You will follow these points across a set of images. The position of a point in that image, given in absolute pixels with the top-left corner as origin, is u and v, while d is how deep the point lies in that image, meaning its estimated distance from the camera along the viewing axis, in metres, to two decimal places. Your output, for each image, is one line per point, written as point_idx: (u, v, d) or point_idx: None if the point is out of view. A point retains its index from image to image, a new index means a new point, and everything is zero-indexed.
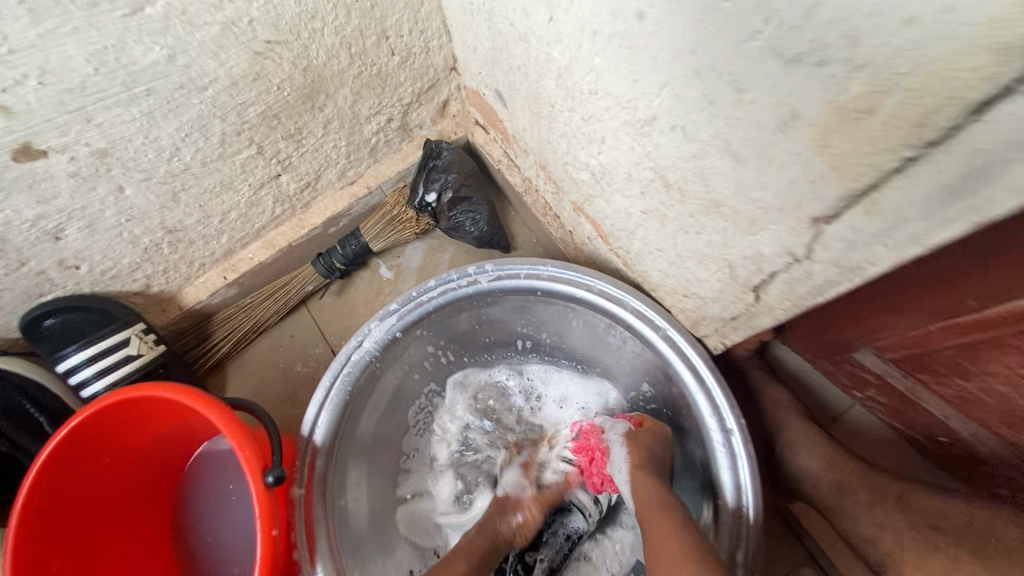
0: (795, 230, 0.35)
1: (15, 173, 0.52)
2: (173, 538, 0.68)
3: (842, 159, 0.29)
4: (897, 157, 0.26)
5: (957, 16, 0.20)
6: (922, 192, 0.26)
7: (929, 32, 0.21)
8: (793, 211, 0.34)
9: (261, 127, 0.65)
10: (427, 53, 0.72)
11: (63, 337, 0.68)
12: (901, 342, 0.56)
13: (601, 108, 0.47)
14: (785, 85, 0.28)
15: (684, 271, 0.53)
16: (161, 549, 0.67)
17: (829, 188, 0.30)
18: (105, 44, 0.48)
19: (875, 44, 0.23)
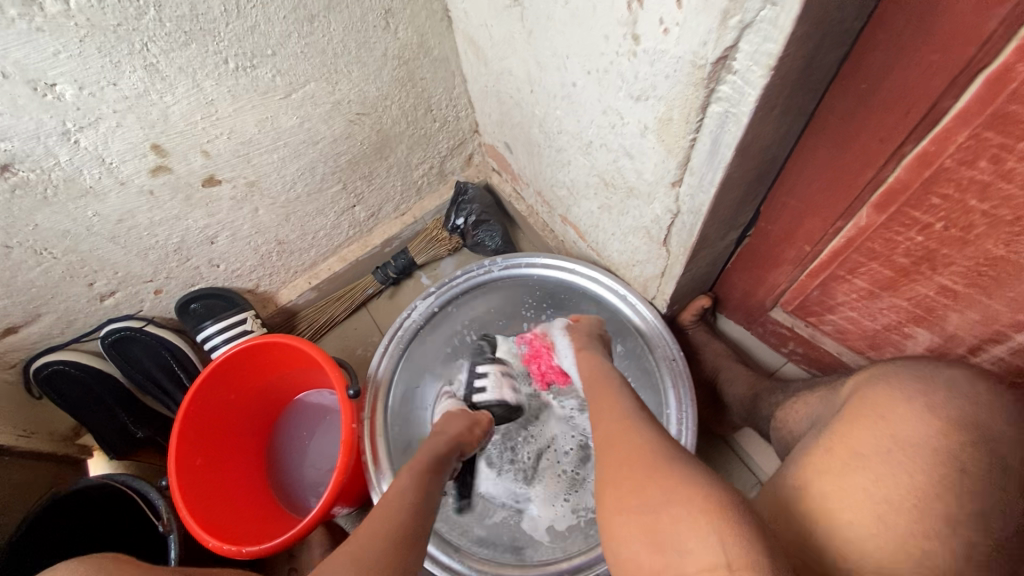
0: (667, 195, 0.62)
1: (202, 195, 0.83)
2: (261, 465, 0.91)
3: (670, 146, 0.56)
4: (688, 140, 0.53)
5: (681, 73, 0.48)
6: (704, 157, 0.53)
7: (676, 80, 0.49)
8: (663, 183, 0.61)
9: (347, 170, 0.96)
10: (458, 121, 1.04)
11: (204, 316, 0.97)
12: (792, 295, 0.78)
13: (565, 141, 0.76)
14: (639, 112, 0.56)
15: (629, 244, 0.79)
16: (254, 471, 0.89)
17: (671, 163, 0.57)
18: (268, 116, 0.80)
19: (662, 88, 0.51)
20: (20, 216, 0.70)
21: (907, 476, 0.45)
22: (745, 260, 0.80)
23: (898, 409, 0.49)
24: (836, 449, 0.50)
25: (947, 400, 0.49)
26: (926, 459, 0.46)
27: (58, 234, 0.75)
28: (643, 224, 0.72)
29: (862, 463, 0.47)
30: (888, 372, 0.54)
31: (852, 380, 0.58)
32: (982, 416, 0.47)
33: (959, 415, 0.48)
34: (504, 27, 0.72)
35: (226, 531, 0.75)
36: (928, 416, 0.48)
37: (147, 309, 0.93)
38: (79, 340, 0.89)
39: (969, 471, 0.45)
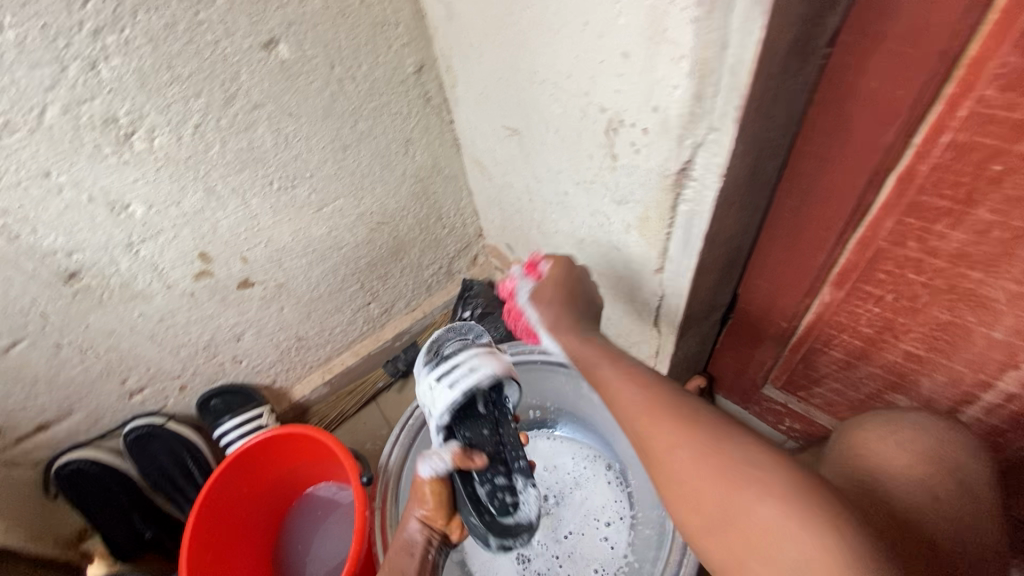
0: (651, 281, 0.71)
1: (236, 296, 0.92)
2: (264, 566, 0.89)
3: (649, 238, 0.66)
4: (664, 234, 0.63)
5: (651, 182, 0.59)
6: (678, 247, 0.63)
7: (648, 187, 0.60)
8: (647, 272, 0.71)
9: (366, 272, 1.07)
10: (465, 226, 1.17)
11: (222, 412, 1.01)
12: (778, 369, 0.84)
13: (560, 239, 0.87)
14: (621, 213, 0.67)
15: (623, 327, 0.87)
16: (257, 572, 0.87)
17: (652, 253, 0.67)
18: (301, 226, 0.91)
19: (638, 193, 0.62)
20: (75, 317, 0.78)
21: (890, 502, 0.52)
22: (731, 342, 0.87)
23: (879, 447, 0.58)
24: (832, 488, 0.56)
25: (917, 436, 0.58)
26: (920, 466, 0.55)
27: (104, 333, 0.82)
28: (634, 309, 0.80)
29: (854, 494, 0.54)
30: (873, 415, 0.63)
31: (842, 427, 0.66)
32: (948, 452, 0.56)
33: (930, 449, 0.57)
34: (503, 149, 0.86)
35: None
36: (914, 442, 0.57)
37: (170, 406, 0.98)
38: (102, 438, 0.92)
39: (943, 498, 0.53)
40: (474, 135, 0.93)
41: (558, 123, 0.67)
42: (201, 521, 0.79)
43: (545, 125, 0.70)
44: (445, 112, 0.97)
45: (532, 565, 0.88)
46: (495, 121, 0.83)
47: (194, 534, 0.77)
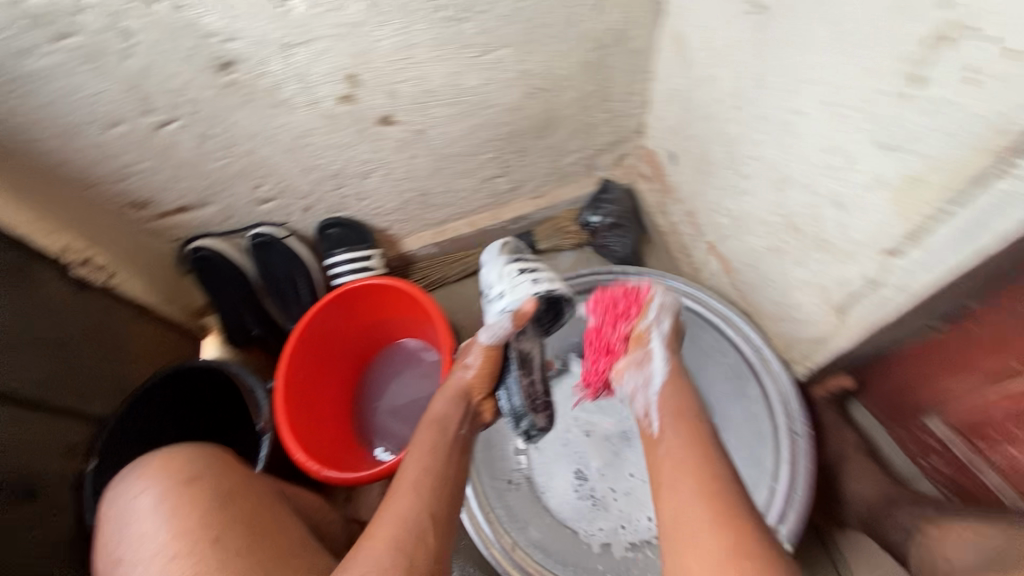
0: (870, 262, 0.55)
1: (371, 131, 0.85)
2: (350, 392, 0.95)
3: (911, 208, 0.48)
4: (941, 206, 0.46)
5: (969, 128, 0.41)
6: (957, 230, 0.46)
7: (957, 135, 0.42)
8: (873, 249, 0.54)
9: (505, 141, 0.95)
10: (630, 116, 0.99)
11: (337, 243, 1.01)
12: (963, 406, 0.68)
13: (754, 168, 0.70)
14: (880, 163, 0.49)
15: (790, 298, 0.72)
16: (342, 396, 0.93)
17: (900, 229, 0.50)
18: (455, 69, 0.79)
19: (931, 141, 0.44)
20: (221, 111, 0.75)
21: None
22: (913, 357, 0.71)
23: None
24: None
25: None
26: None
27: (245, 135, 0.80)
28: (818, 284, 0.64)
29: None
30: None
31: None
32: None
33: None
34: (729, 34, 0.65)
35: (311, 450, 0.79)
36: None
37: (292, 223, 0.98)
38: (232, 234, 0.96)
39: None
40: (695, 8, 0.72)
41: (846, 13, 0.47)
42: (300, 346, 0.83)
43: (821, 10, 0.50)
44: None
45: (586, 488, 0.87)
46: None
47: (292, 355, 0.82)
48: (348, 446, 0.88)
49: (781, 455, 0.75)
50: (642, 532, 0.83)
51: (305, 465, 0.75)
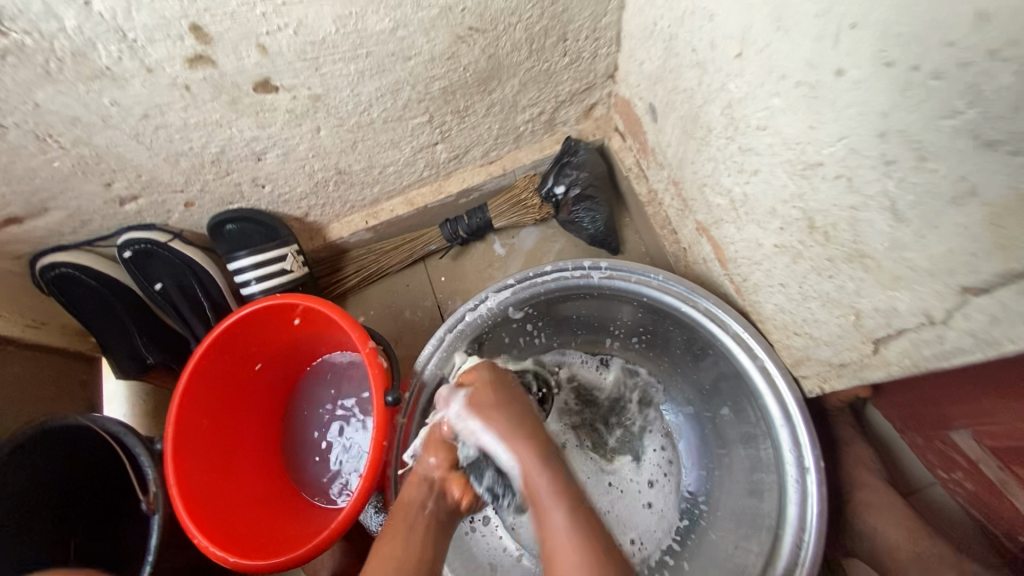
0: (940, 343, 0.41)
1: (16, 211, 0.65)
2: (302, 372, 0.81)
3: None
4: None
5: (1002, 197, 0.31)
6: None
7: None
8: (988, 347, 0.37)
9: (213, 90, 0.60)
10: (424, 36, 0.62)
11: (238, 241, 0.80)
12: (1008, 430, 0.55)
13: (893, 274, 0.42)
14: (898, 109, 0.36)
15: (893, 311, 0.43)
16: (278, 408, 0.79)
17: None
18: (126, 135, 0.61)
19: (952, 162, 0.33)
20: None
21: None
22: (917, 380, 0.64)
23: None
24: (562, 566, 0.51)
25: None
26: None
27: None
28: (933, 310, 0.40)
29: None
30: None
31: None
32: None
33: None
34: (895, 191, 0.38)
35: (221, 537, 0.61)
36: None
37: (176, 222, 0.77)
38: (94, 243, 0.75)
39: None
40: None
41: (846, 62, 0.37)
42: (180, 420, 0.65)
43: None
44: (948, 98, 0.32)
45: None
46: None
47: (185, 413, 0.65)
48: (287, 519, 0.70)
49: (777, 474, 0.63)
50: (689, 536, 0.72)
51: (207, 552, 0.59)
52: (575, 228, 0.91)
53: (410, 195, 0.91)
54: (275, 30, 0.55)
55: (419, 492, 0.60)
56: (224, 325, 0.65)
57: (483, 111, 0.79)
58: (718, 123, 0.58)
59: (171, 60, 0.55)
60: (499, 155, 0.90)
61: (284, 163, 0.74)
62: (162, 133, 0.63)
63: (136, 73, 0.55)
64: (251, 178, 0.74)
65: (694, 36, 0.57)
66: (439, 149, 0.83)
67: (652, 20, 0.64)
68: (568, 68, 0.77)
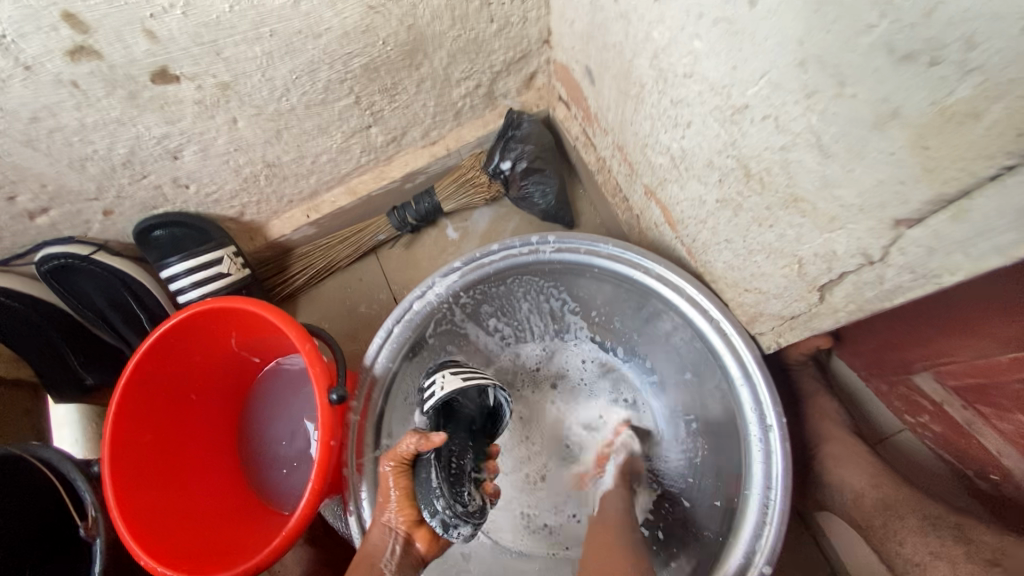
0: (880, 280, 0.39)
1: None
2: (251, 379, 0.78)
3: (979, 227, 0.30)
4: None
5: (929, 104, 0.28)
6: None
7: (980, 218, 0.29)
8: (926, 280, 0.35)
9: (105, 85, 0.55)
10: (331, 8, 0.58)
11: (169, 248, 0.76)
12: (965, 368, 0.54)
13: (827, 215, 0.39)
14: (811, 32, 0.33)
15: (831, 254, 0.41)
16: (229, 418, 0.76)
17: (967, 245, 0.31)
18: (16, 142, 0.57)
19: (870, 84, 0.31)
20: None
21: None
22: (869, 324, 0.63)
23: None
24: None
25: None
26: None
27: None
28: (870, 248, 0.37)
29: None
30: None
31: None
32: None
33: None
34: (818, 124, 0.36)
35: (168, 556, 0.58)
36: None
37: (97, 233, 0.72)
38: (10, 262, 0.70)
39: None
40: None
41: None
42: (115, 440, 0.61)
43: None
44: (857, 12, 0.29)
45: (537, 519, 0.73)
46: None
47: (119, 433, 0.62)
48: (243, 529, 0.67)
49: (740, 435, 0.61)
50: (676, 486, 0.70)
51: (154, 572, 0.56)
52: (527, 204, 0.88)
53: (351, 184, 0.87)
54: (161, 12, 0.51)
55: (385, 538, 0.58)
56: (153, 336, 0.61)
57: (414, 88, 0.75)
58: (648, 77, 0.55)
59: (48, 54, 0.50)
60: (441, 135, 0.86)
61: (205, 160, 0.70)
62: (59, 137, 0.58)
63: (12, 72, 0.50)
64: (172, 179, 0.70)
65: None
66: (374, 133, 0.79)
67: None
68: (499, 35, 0.73)
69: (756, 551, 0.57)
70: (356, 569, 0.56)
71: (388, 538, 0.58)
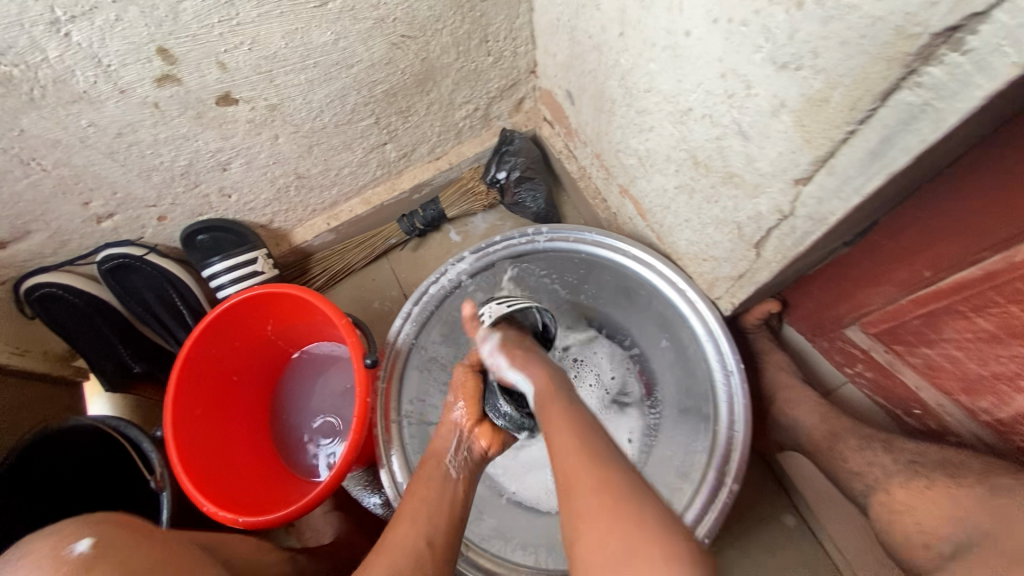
0: (792, 230, 0.52)
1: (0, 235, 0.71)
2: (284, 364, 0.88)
3: (843, 177, 0.44)
4: (877, 180, 0.42)
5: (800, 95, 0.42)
6: (878, 186, 0.42)
7: (842, 172, 0.43)
8: (820, 224, 0.49)
9: (178, 106, 0.67)
10: (362, 46, 0.72)
11: (211, 249, 0.87)
12: (880, 315, 0.68)
13: (752, 185, 0.53)
14: (726, 52, 0.47)
15: (759, 215, 0.55)
16: (264, 398, 0.86)
17: (839, 192, 0.45)
18: (101, 155, 0.68)
19: (767, 85, 0.45)
20: None
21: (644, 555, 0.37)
22: (807, 290, 0.77)
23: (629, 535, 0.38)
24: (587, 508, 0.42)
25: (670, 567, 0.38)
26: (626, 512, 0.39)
27: None
28: (782, 205, 0.51)
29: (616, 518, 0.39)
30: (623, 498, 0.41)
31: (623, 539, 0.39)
32: None
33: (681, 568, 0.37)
34: (738, 117, 0.50)
35: (228, 504, 0.67)
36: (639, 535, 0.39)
37: (150, 237, 0.83)
38: (73, 263, 0.80)
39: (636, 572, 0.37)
40: (863, 131, 0.40)
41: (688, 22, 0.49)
42: (177, 406, 0.71)
43: (875, 115, 0.38)
44: (752, 38, 0.44)
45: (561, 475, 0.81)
46: (924, 59, 0.33)
47: (181, 401, 0.71)
48: (284, 490, 0.76)
49: (707, 384, 0.74)
50: (665, 428, 0.79)
51: (218, 516, 0.65)
52: (520, 209, 1.02)
53: (367, 195, 0.99)
54: (232, 48, 0.64)
55: (449, 437, 0.66)
56: (211, 316, 0.72)
57: (423, 111, 0.89)
58: (618, 94, 0.70)
59: (140, 82, 0.63)
60: (444, 151, 1.00)
61: (248, 171, 0.82)
62: (135, 150, 0.70)
63: (109, 95, 0.62)
64: (218, 188, 0.82)
65: (588, 25, 0.69)
66: (388, 149, 0.93)
67: (555, 17, 0.76)
68: (494, 66, 0.88)
69: (725, 474, 0.68)
70: (423, 468, 0.64)
71: (453, 437, 0.66)
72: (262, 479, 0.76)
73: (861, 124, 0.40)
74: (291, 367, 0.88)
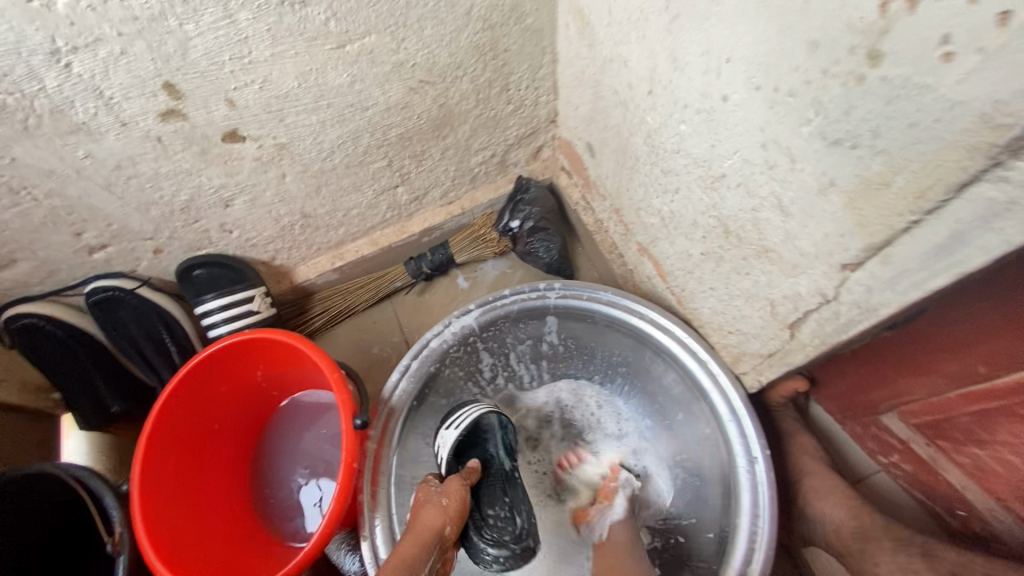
0: (834, 314, 0.47)
1: None
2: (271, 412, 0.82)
3: (900, 268, 0.39)
4: (942, 275, 0.36)
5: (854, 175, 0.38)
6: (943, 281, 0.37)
7: (899, 263, 0.39)
8: (869, 313, 0.44)
9: (181, 140, 0.65)
10: (378, 89, 0.70)
11: (206, 286, 0.83)
12: (922, 406, 0.61)
13: (790, 263, 0.49)
14: (770, 122, 0.43)
15: (796, 295, 0.50)
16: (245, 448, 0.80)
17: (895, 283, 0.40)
18: (98, 185, 0.65)
19: (814, 160, 0.41)
20: None
21: None
22: (839, 368, 0.71)
23: None
24: None
25: None
26: None
27: None
28: (826, 289, 0.46)
29: None
30: None
31: None
32: None
33: None
34: (779, 190, 0.46)
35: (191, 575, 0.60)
36: None
37: (143, 270, 0.79)
38: (61, 293, 0.76)
39: None
40: (929, 221, 0.35)
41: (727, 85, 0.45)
42: (149, 457, 0.65)
43: (946, 206, 0.34)
44: (801, 110, 0.40)
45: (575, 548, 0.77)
46: (1013, 151, 0.29)
47: (152, 452, 0.66)
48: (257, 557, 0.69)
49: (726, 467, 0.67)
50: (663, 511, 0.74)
51: None
52: (532, 258, 0.98)
53: (374, 235, 0.96)
54: (242, 86, 0.62)
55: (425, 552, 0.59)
56: (193, 362, 0.67)
57: (438, 155, 0.86)
58: (643, 152, 0.67)
59: (144, 115, 0.60)
60: (457, 196, 0.97)
61: (251, 209, 0.78)
62: (134, 183, 0.67)
63: (110, 127, 0.60)
64: (219, 224, 0.78)
65: (615, 80, 0.66)
66: (400, 192, 0.90)
67: (579, 70, 0.74)
68: (513, 114, 0.85)
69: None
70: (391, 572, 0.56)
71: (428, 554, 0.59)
72: (235, 544, 0.69)
73: (928, 214, 0.35)
74: (277, 416, 0.83)
